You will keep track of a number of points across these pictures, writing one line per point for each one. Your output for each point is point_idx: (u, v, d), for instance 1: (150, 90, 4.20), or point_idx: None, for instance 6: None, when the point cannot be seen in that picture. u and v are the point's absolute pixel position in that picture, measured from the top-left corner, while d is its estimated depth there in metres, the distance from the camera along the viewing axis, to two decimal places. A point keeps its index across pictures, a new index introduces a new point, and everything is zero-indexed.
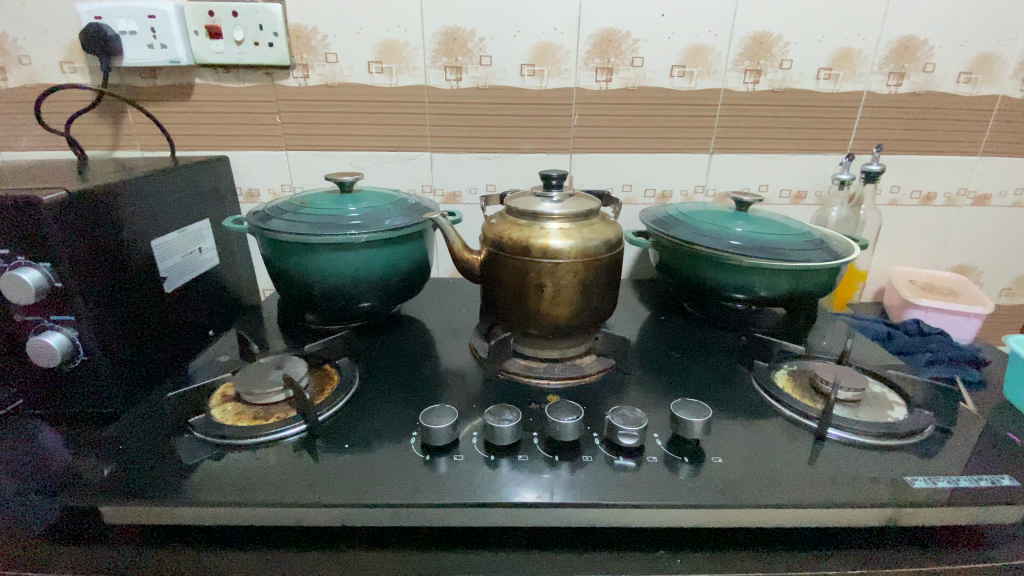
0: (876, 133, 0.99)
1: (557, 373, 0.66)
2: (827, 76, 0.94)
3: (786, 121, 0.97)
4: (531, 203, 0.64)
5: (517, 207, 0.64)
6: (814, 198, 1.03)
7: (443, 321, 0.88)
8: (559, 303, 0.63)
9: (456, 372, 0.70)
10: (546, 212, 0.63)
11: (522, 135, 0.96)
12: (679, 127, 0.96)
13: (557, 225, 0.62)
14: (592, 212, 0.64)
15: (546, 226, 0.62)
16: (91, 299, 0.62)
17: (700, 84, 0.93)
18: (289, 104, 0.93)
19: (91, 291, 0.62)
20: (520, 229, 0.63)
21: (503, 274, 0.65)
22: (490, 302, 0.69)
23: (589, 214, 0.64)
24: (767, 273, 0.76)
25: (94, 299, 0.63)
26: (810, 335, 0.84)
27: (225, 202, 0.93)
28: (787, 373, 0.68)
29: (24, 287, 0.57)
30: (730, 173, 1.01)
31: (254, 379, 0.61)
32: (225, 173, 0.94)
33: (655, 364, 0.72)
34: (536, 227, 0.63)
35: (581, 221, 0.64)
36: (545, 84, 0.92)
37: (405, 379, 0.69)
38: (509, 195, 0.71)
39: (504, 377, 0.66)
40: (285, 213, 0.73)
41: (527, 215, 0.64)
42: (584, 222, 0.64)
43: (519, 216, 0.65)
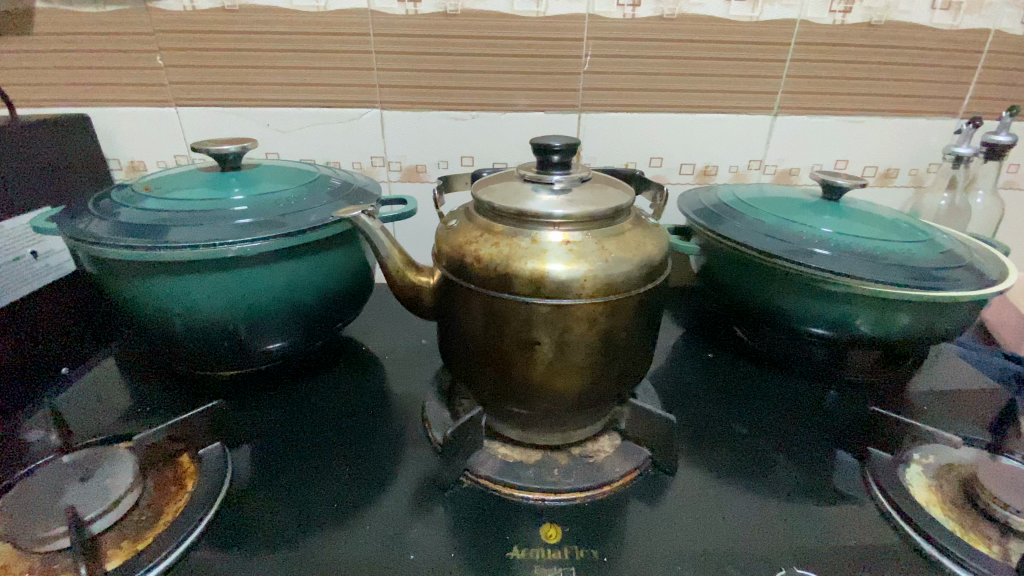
0: (1002, 89, 0.71)
1: (556, 480, 0.41)
2: (946, 5, 0.65)
3: (882, 69, 0.69)
4: (516, 195, 0.38)
5: (492, 202, 0.38)
6: (906, 178, 0.76)
7: (395, 352, 0.61)
8: (562, 372, 0.37)
9: (399, 465, 0.44)
10: (542, 217, 0.36)
11: (511, 87, 0.68)
12: (731, 77, 0.68)
13: (562, 240, 0.36)
14: (619, 222, 0.38)
15: (541, 239, 0.36)
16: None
17: (768, 12, 0.65)
18: (173, 38, 0.64)
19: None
20: (497, 241, 0.37)
21: (468, 319, 0.39)
22: (451, 356, 0.43)
23: (615, 223, 0.38)
24: (882, 304, 0.49)
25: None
26: (920, 379, 0.58)
27: (81, 180, 0.65)
28: (926, 477, 0.43)
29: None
30: (799, 142, 0.73)
31: (25, 514, 0.35)
32: (77, 134, 0.64)
33: (708, 450, 0.47)
34: (523, 241, 0.36)
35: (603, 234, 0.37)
36: (543, 9, 0.63)
37: (317, 473, 0.43)
38: (486, 178, 0.44)
39: (469, 485, 0.41)
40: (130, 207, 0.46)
41: (508, 216, 0.38)
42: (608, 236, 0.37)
43: (495, 218, 0.38)
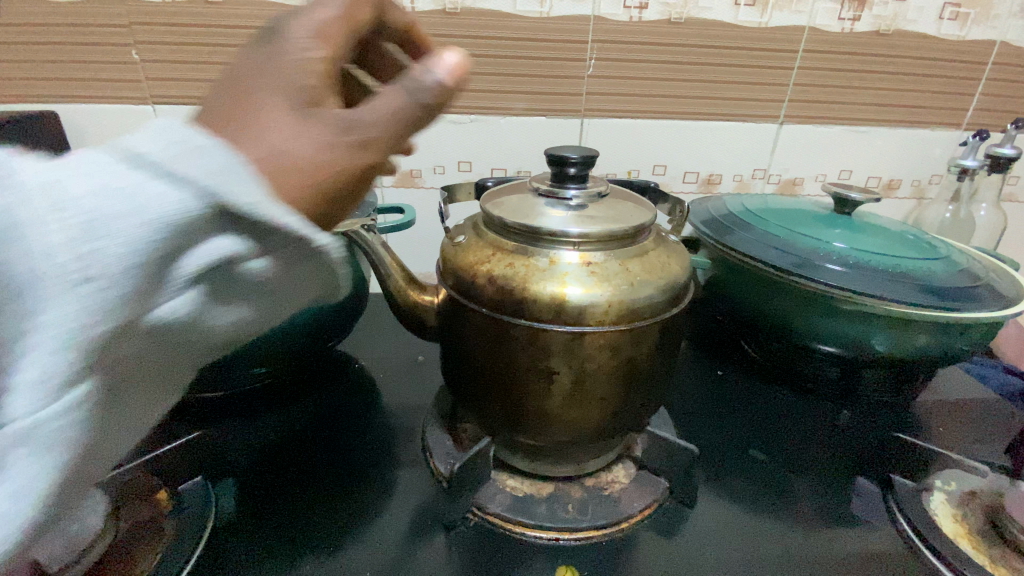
0: (1004, 100, 0.70)
1: (569, 518, 0.38)
2: (954, 15, 0.64)
3: (888, 79, 0.68)
4: (530, 210, 0.35)
5: (504, 217, 0.35)
6: (908, 189, 0.75)
7: (390, 368, 0.58)
8: (580, 403, 0.35)
9: (399, 498, 0.41)
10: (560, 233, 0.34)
11: (512, 90, 0.65)
12: (738, 84, 0.66)
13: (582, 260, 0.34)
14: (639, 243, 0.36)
15: (560, 258, 0.34)
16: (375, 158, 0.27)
17: (777, 17, 0.63)
18: (149, 29, 0.59)
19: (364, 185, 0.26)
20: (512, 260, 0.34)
21: (477, 344, 0.36)
22: (455, 381, 0.40)
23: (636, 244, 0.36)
24: (901, 324, 0.47)
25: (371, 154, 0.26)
26: (931, 395, 0.57)
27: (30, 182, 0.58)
28: (950, 506, 0.41)
29: (242, 308, 0.24)
30: (803, 151, 0.72)
31: None
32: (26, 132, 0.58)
33: (726, 476, 0.45)
34: (540, 260, 0.34)
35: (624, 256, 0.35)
36: (547, 9, 0.60)
37: (310, 508, 0.40)
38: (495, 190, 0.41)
39: (476, 522, 0.39)
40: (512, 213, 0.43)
41: (521, 232, 0.35)
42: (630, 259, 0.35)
43: (507, 234, 0.36)
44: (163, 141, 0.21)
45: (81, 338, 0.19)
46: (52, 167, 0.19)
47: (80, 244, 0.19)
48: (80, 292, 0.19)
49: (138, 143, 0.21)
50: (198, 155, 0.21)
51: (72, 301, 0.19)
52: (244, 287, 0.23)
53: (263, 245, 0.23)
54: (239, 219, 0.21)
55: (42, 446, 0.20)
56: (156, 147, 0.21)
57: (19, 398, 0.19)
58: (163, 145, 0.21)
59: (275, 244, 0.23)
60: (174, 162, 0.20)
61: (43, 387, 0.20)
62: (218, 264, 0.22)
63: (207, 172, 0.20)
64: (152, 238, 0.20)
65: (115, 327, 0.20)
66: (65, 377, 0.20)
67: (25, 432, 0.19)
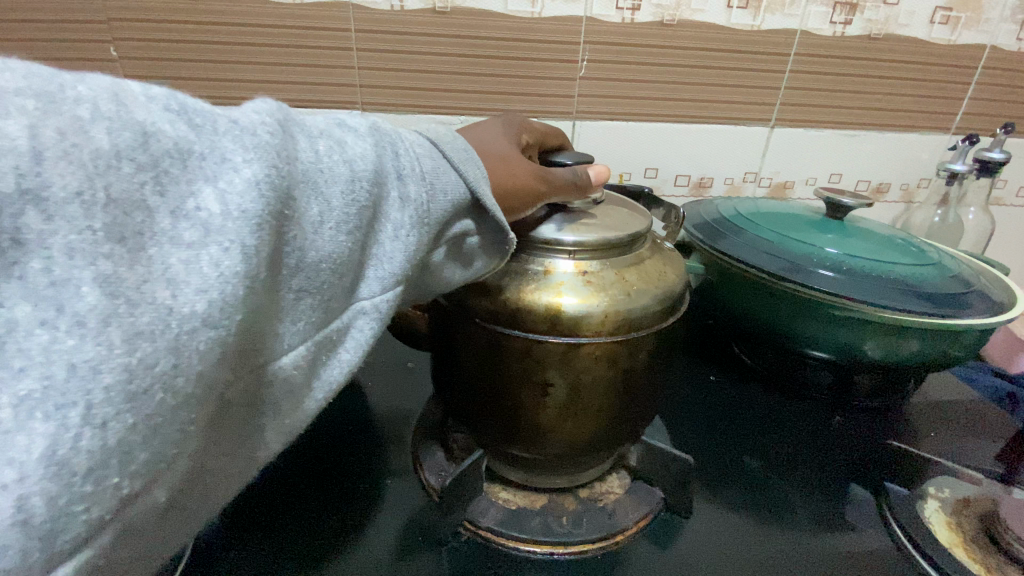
0: (992, 106, 0.71)
1: (564, 531, 0.38)
2: (944, 19, 0.64)
3: (878, 84, 0.68)
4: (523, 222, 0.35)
5: None
6: (897, 193, 0.76)
7: (379, 374, 0.57)
8: (575, 415, 0.34)
9: (388, 511, 0.40)
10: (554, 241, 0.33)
11: (502, 92, 0.64)
12: (730, 87, 0.66)
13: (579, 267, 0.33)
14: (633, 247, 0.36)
15: (556, 266, 0.33)
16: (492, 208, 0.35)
17: (769, 21, 0.62)
18: (127, 27, 0.57)
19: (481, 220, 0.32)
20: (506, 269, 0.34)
21: (469, 355, 0.35)
22: (446, 392, 0.39)
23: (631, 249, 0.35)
24: (893, 331, 0.47)
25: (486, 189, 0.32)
26: (920, 399, 0.57)
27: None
28: (944, 514, 0.41)
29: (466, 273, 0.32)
30: (794, 155, 0.72)
31: None
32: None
33: (721, 485, 0.44)
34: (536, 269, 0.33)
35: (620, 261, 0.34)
36: (539, 10, 0.59)
37: (295, 524, 0.38)
38: None
39: (468, 537, 0.38)
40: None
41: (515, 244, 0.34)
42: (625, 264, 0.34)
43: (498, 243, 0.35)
44: (451, 147, 0.30)
45: (403, 259, 0.27)
46: (375, 133, 0.27)
47: (392, 194, 0.27)
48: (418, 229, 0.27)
49: (449, 143, 0.30)
50: (474, 162, 0.30)
51: (410, 233, 0.27)
52: (456, 252, 0.31)
53: (488, 223, 0.31)
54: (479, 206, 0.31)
55: (328, 356, 0.26)
56: (453, 152, 0.30)
57: (369, 296, 0.26)
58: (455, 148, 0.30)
59: (489, 228, 0.32)
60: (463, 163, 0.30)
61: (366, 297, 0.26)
62: (467, 233, 0.31)
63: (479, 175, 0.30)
64: (443, 203, 0.28)
65: (417, 253, 0.28)
66: (399, 280, 0.27)
67: (371, 310, 0.26)
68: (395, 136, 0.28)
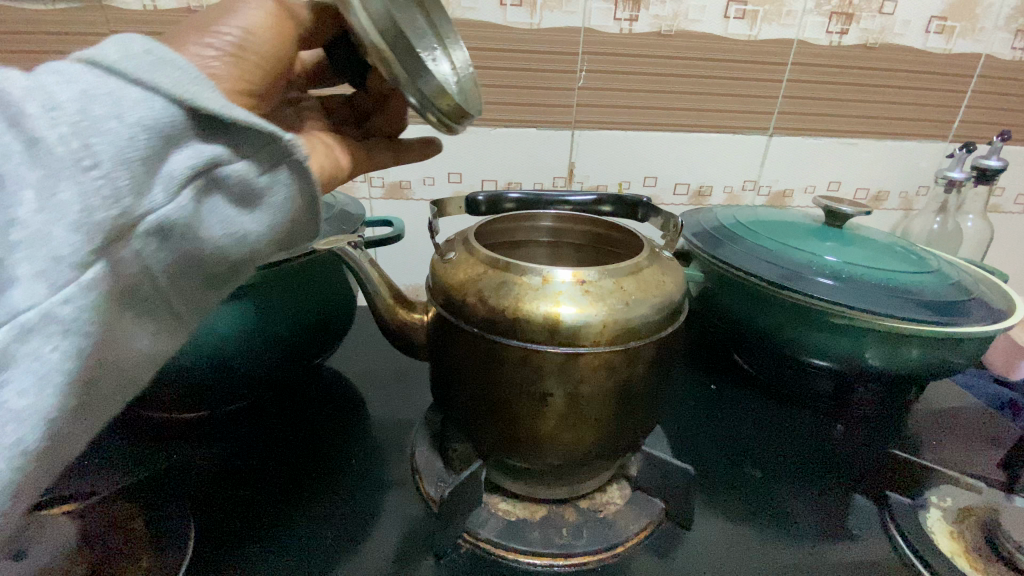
0: (989, 114, 0.71)
1: (564, 543, 0.37)
2: (939, 29, 0.65)
3: (876, 92, 0.68)
4: None
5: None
6: (896, 201, 0.76)
7: (379, 383, 0.56)
8: (574, 426, 0.34)
9: (389, 523, 0.40)
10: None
11: (502, 102, 0.64)
12: (728, 96, 0.66)
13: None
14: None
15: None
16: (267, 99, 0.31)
17: (766, 31, 0.63)
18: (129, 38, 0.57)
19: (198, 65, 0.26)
20: (389, 64, 0.28)
21: (467, 366, 0.35)
22: (445, 403, 0.39)
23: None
24: (892, 339, 0.46)
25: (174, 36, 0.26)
26: (922, 407, 0.57)
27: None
28: (947, 523, 0.41)
29: (257, 217, 0.28)
30: (793, 163, 0.72)
31: None
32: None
33: (722, 495, 0.44)
34: (358, 24, 0.27)
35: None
36: (537, 21, 0.60)
37: (293, 534, 0.38)
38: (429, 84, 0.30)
39: (468, 548, 0.38)
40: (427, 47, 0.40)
41: None
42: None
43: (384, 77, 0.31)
44: (124, 55, 0.23)
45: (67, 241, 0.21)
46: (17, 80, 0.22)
47: (22, 152, 0.21)
48: (91, 176, 0.21)
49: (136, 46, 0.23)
50: (161, 62, 0.23)
51: (73, 186, 0.21)
52: (225, 195, 0.26)
53: (244, 142, 0.26)
54: (218, 124, 0.25)
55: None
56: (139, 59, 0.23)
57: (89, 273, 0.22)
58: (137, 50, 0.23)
59: (256, 144, 0.26)
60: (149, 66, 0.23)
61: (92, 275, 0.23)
62: (217, 166, 0.25)
63: (180, 76, 0.24)
64: (141, 137, 0.22)
65: (92, 229, 0.22)
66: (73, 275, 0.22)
67: (41, 322, 0.21)
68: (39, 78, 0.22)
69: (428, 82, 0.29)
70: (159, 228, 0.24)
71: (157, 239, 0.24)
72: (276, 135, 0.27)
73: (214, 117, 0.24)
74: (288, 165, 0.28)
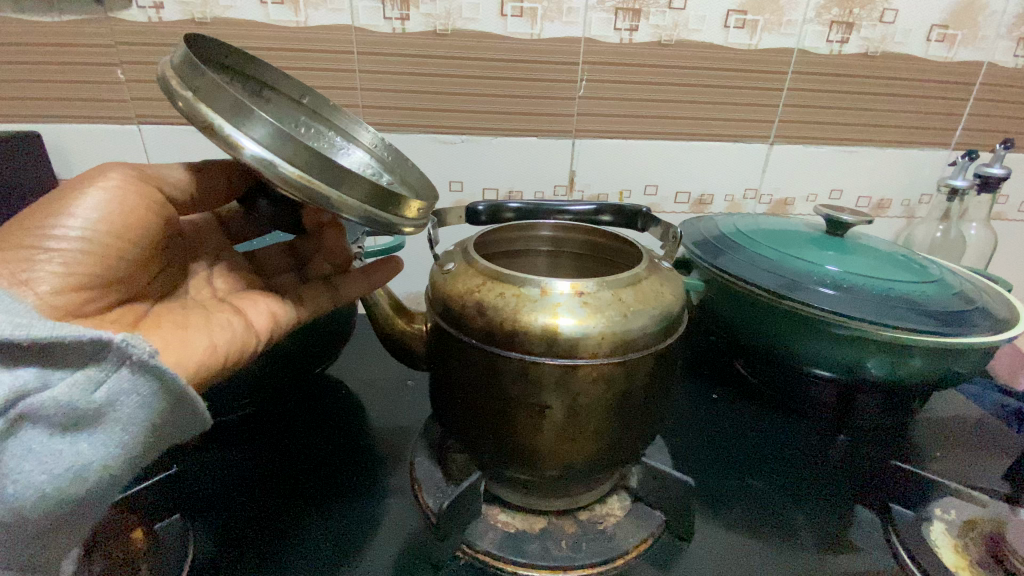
0: (990, 122, 0.71)
1: (563, 556, 0.37)
2: (940, 37, 0.65)
3: (877, 100, 0.68)
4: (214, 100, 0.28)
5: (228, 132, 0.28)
6: (899, 209, 0.76)
7: (379, 392, 0.56)
8: (572, 438, 0.34)
9: (387, 534, 0.39)
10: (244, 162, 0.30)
11: (503, 111, 0.64)
12: (729, 104, 0.66)
13: (218, 130, 0.28)
14: (164, 82, 0.30)
15: (235, 145, 0.27)
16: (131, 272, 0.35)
17: (766, 40, 0.63)
18: (132, 49, 0.57)
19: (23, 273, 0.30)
20: (324, 197, 0.29)
21: (465, 378, 0.35)
22: (444, 414, 0.39)
23: (168, 78, 0.30)
24: (895, 349, 0.46)
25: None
26: (925, 417, 0.56)
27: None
28: (951, 536, 0.40)
29: (99, 436, 0.28)
30: (794, 171, 0.72)
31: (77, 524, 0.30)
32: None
33: (723, 507, 0.43)
34: (271, 176, 0.28)
35: (188, 88, 0.29)
36: (537, 31, 0.60)
37: (290, 544, 0.38)
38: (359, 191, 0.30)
39: (466, 560, 0.37)
40: (357, 132, 0.47)
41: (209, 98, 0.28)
42: (181, 83, 0.29)
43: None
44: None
45: None
46: None
47: None
48: None
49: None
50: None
51: None
52: (52, 424, 0.27)
53: (76, 356, 0.27)
54: (32, 349, 0.26)
55: None
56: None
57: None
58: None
59: (86, 353, 0.27)
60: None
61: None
62: (23, 395, 0.26)
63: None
64: None
65: None
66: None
67: None
68: None
69: (357, 187, 0.30)
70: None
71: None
72: (105, 340, 0.27)
73: (20, 347, 0.26)
74: (121, 369, 0.28)
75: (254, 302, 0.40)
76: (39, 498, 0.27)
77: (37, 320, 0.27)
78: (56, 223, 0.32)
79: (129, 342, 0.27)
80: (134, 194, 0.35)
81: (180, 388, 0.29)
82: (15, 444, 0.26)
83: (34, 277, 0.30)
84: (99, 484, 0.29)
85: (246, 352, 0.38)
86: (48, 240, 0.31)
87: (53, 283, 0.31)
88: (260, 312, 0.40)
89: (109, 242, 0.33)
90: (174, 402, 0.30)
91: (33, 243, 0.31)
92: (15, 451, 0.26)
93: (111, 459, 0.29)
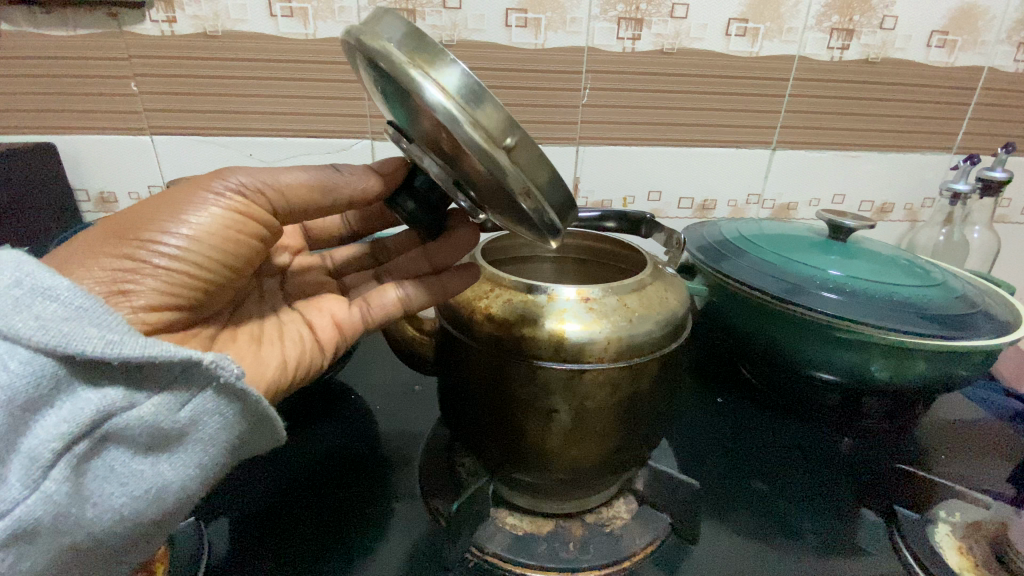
0: (993, 126, 0.72)
1: (572, 557, 0.38)
2: (941, 43, 0.66)
3: (880, 105, 0.69)
4: (420, 50, 0.27)
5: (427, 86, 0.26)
6: (901, 213, 0.76)
7: (387, 398, 0.57)
8: (580, 441, 0.35)
9: (396, 539, 0.40)
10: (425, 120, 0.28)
11: None
12: (731, 111, 0.67)
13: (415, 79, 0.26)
14: (357, 33, 0.29)
15: (434, 97, 0.26)
16: (220, 293, 0.34)
17: (768, 47, 0.64)
18: (146, 62, 0.59)
19: (123, 287, 0.29)
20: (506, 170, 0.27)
21: (474, 382, 0.36)
22: (452, 418, 0.40)
23: (363, 29, 0.29)
24: (898, 351, 0.46)
25: (96, 253, 0.29)
26: (930, 419, 0.57)
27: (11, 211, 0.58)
28: (955, 538, 0.40)
29: (180, 457, 0.28)
30: (797, 176, 0.72)
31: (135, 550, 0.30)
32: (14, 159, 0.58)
33: (728, 509, 0.44)
34: (463, 137, 0.26)
35: (398, 37, 0.27)
36: (542, 41, 0.61)
37: (308, 546, 0.39)
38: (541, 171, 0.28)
39: (475, 562, 0.38)
40: None
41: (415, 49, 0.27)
42: (387, 28, 0.28)
43: (490, 188, 0.30)
44: (74, 306, 0.25)
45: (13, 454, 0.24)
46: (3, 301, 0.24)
47: None
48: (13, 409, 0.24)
49: (50, 286, 0.25)
50: (88, 321, 0.25)
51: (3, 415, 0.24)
52: (137, 444, 0.27)
53: (163, 373, 0.27)
54: (125, 367, 0.26)
55: None
56: (53, 309, 0.25)
57: (14, 555, 0.25)
58: (20, 287, 0.25)
59: (174, 373, 0.27)
60: (25, 316, 0.24)
61: (18, 554, 0.25)
62: (112, 414, 0.26)
63: (88, 324, 0.25)
64: (46, 382, 0.24)
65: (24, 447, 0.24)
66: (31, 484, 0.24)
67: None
68: (33, 293, 0.25)
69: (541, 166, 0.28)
70: (60, 509, 0.25)
71: (72, 511, 0.26)
72: (196, 360, 0.27)
73: (113, 363, 0.25)
74: (208, 389, 0.28)
75: (319, 309, 0.40)
76: (117, 521, 0.27)
77: (129, 336, 0.26)
78: (161, 237, 0.30)
79: (218, 364, 0.27)
80: (239, 220, 0.32)
81: (262, 410, 0.30)
82: (98, 465, 0.26)
83: (135, 288, 0.30)
84: (174, 504, 0.29)
85: (310, 368, 0.38)
86: (151, 257, 0.30)
87: (153, 300, 0.30)
88: (325, 319, 0.39)
89: (206, 266, 0.32)
90: (251, 422, 0.30)
91: (139, 262, 0.30)
92: (98, 473, 0.26)
93: (190, 479, 0.29)
